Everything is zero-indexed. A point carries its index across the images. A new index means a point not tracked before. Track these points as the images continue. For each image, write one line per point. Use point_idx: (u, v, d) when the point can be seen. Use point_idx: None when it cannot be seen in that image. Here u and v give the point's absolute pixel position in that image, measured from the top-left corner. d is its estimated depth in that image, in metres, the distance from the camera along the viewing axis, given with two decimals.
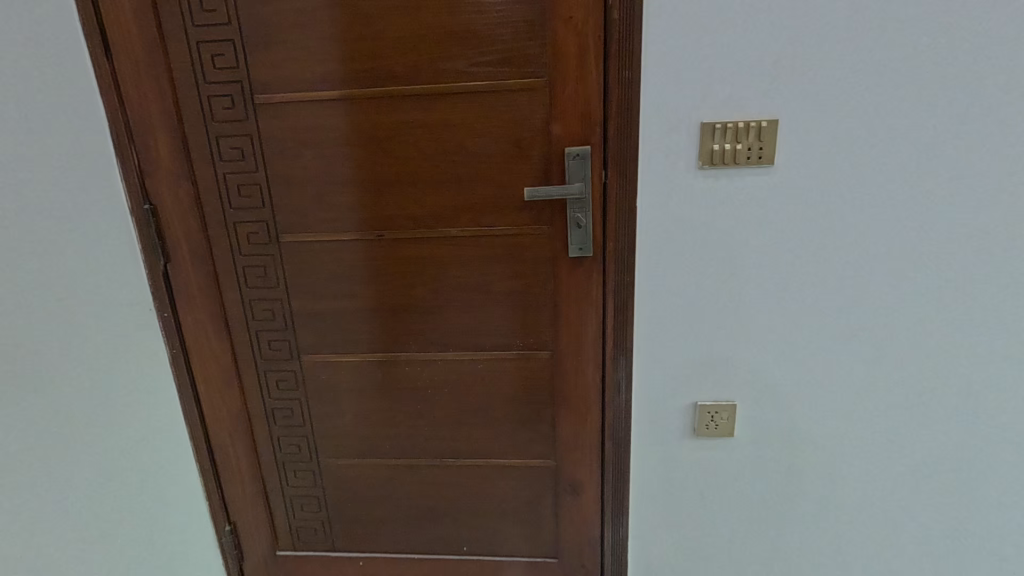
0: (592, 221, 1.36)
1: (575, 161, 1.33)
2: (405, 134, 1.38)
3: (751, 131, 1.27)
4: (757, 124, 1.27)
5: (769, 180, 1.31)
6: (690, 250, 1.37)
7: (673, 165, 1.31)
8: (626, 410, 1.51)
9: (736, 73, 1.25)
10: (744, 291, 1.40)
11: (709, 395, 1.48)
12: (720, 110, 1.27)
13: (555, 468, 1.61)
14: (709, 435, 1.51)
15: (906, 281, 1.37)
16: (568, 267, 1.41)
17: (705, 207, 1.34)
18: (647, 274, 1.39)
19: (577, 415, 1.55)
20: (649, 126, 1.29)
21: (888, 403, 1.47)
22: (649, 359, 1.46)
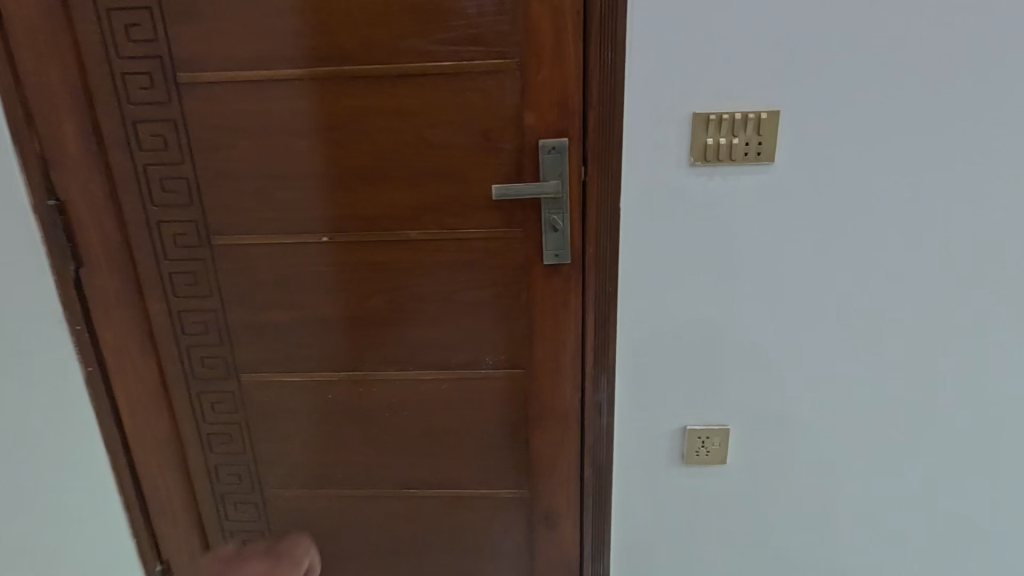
0: (571, 224, 1.20)
1: (551, 156, 1.16)
2: (355, 122, 1.20)
3: (749, 123, 1.12)
4: (755, 116, 1.12)
5: (768, 179, 1.17)
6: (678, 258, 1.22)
7: (661, 161, 1.16)
8: (608, 435, 1.36)
9: (734, 58, 1.10)
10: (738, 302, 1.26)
11: (698, 416, 1.34)
12: (715, 100, 1.12)
13: (530, 499, 1.45)
14: (700, 462, 1.37)
15: (915, 293, 1.24)
16: (543, 277, 1.24)
17: (696, 209, 1.19)
18: (630, 283, 1.24)
19: (554, 441, 1.38)
20: (635, 116, 1.13)
21: (891, 425, 1.35)
22: (632, 378, 1.31)
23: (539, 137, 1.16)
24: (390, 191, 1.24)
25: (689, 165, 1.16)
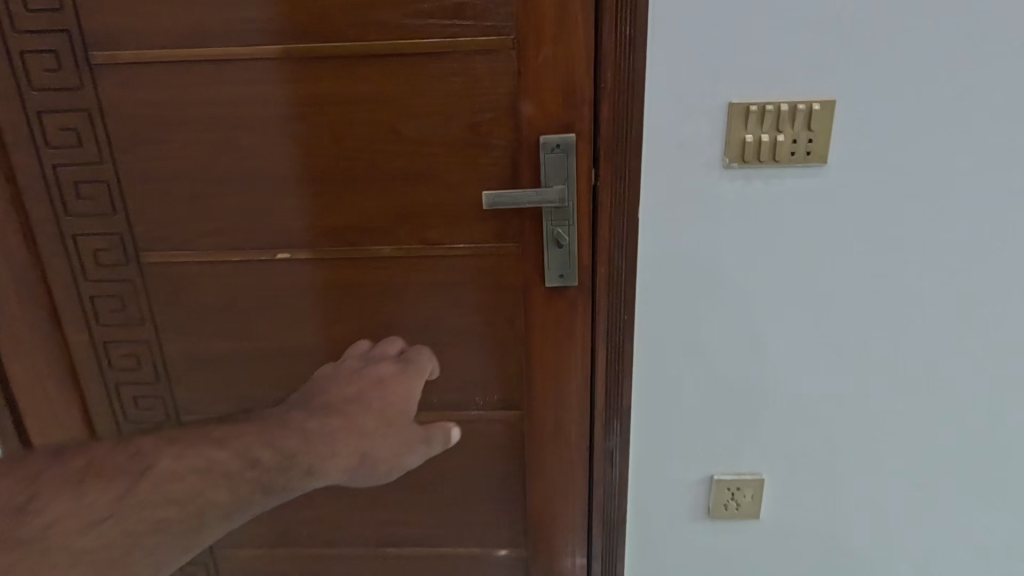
0: (578, 238, 0.98)
1: (555, 155, 0.95)
2: (314, 113, 0.98)
3: (798, 116, 0.90)
4: (806, 106, 0.90)
5: (817, 185, 0.95)
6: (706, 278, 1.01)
7: (688, 162, 0.94)
8: (621, 488, 1.14)
9: (782, 33, 0.88)
10: (777, 332, 1.04)
11: (727, 465, 1.13)
12: (756, 86, 0.90)
13: (528, 559, 1.23)
14: (729, 517, 1.16)
15: (996, 322, 1.02)
16: (543, 303, 1.03)
17: (727, 220, 0.97)
18: (646, 308, 1.02)
19: (556, 493, 1.16)
20: (658, 107, 0.91)
21: (960, 479, 1.12)
22: (649, 419, 1.10)
23: (539, 131, 0.94)
24: (359, 199, 1.01)
25: (722, 166, 0.94)
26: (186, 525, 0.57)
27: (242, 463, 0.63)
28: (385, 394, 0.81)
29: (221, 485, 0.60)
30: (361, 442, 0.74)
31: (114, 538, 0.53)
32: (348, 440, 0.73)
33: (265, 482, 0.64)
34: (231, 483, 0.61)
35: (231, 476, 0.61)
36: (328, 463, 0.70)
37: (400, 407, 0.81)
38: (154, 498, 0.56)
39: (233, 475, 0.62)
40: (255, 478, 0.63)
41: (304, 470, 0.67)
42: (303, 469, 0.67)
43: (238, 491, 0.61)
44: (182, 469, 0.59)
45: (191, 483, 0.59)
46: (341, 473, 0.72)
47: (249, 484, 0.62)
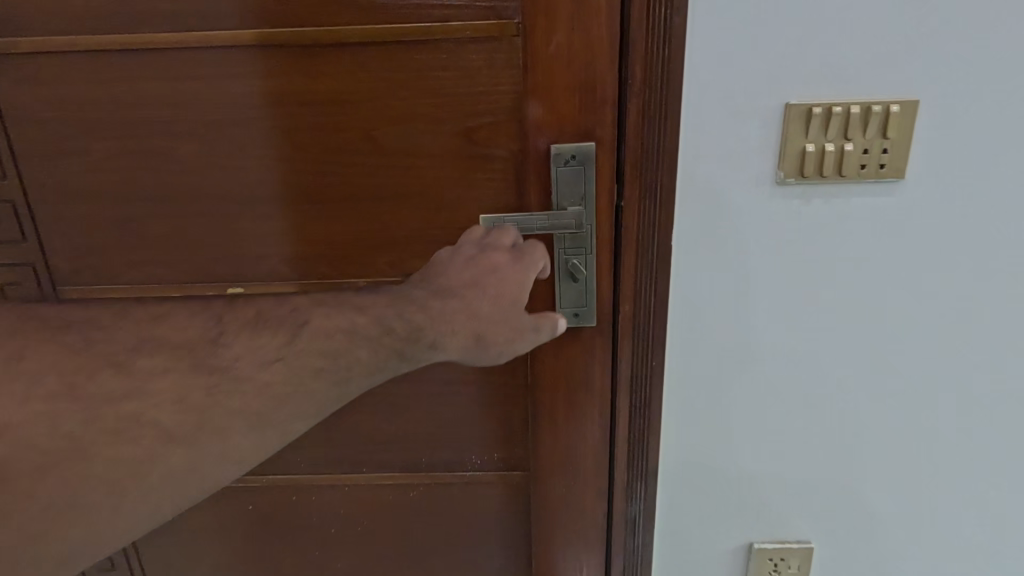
0: (597, 270, 0.80)
1: (570, 169, 0.76)
2: (268, 116, 0.78)
3: (873, 119, 0.72)
4: (883, 107, 0.72)
5: (892, 204, 0.77)
6: (751, 316, 0.83)
7: (733, 178, 0.76)
8: (644, 560, 0.96)
9: (857, 15, 0.69)
10: (836, 380, 0.85)
11: (768, 531, 0.95)
12: (820, 83, 0.72)
13: None
14: None
15: None
16: (553, 347, 0.84)
17: (779, 248, 0.79)
18: (677, 351, 0.85)
19: (567, 564, 0.98)
20: (698, 109, 0.73)
21: None
22: (678, 479, 0.92)
23: (550, 138, 0.75)
24: (328, 221, 0.83)
25: (774, 182, 0.76)
26: (338, 371, 0.64)
27: (378, 330, 0.65)
28: (500, 281, 0.70)
29: (364, 344, 0.65)
30: (473, 323, 0.68)
31: (284, 373, 0.61)
32: (468, 320, 0.68)
33: (401, 346, 0.66)
34: (371, 344, 0.65)
35: (370, 337, 0.65)
36: (450, 341, 0.68)
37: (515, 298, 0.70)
38: (310, 349, 0.63)
39: (371, 337, 0.65)
40: (395, 341, 0.66)
41: (430, 343, 0.67)
42: (428, 342, 0.67)
43: (377, 352, 0.65)
44: (330, 328, 0.64)
45: (338, 340, 0.64)
46: (462, 351, 0.69)
47: (385, 348, 0.65)
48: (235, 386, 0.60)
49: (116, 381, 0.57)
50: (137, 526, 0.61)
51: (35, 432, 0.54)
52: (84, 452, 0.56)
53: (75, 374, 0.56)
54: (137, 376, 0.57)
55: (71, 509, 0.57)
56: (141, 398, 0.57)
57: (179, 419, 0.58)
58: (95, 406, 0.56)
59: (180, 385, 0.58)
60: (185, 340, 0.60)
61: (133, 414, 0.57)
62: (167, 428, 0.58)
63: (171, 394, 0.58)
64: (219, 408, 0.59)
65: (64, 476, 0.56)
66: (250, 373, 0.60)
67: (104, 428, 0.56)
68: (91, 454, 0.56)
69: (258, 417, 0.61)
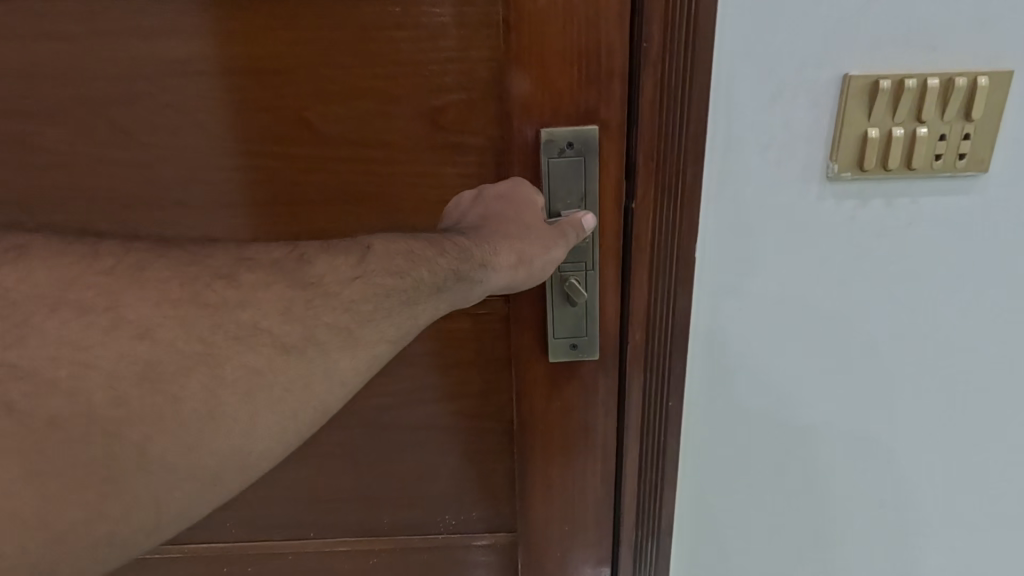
0: (600, 289, 0.62)
1: (566, 161, 0.57)
2: (160, 91, 0.58)
3: (955, 95, 0.56)
4: (967, 80, 0.55)
5: (972, 206, 0.60)
6: (792, 346, 0.65)
7: (775, 172, 0.58)
8: None
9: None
10: (894, 422, 0.69)
11: None
12: (890, 48, 0.55)
13: None
14: None
15: None
16: (545, 385, 0.67)
17: (829, 261, 0.62)
18: (698, 390, 0.67)
19: None
20: (733, 81, 0.55)
21: None
22: (696, 540, 0.75)
23: (540, 121, 0.57)
24: (252, 231, 0.63)
25: (825, 177, 0.59)
26: (412, 290, 0.48)
27: (429, 248, 0.50)
28: (525, 211, 0.56)
29: (424, 260, 0.49)
30: (518, 249, 0.53)
31: (367, 291, 0.48)
32: (510, 241, 0.53)
33: (457, 266, 0.50)
34: (429, 259, 0.49)
35: (429, 253, 0.49)
36: (493, 262, 0.52)
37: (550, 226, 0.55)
38: (385, 269, 0.48)
39: (428, 254, 0.50)
40: (446, 262, 0.50)
41: (478, 263, 0.51)
42: (476, 261, 0.51)
43: (438, 271, 0.49)
44: (397, 247, 0.49)
45: (407, 260, 0.49)
46: (510, 276, 0.53)
47: (446, 269, 0.49)
48: (325, 304, 0.47)
49: (226, 292, 0.45)
50: (277, 447, 0.47)
51: (176, 332, 0.44)
52: (215, 357, 0.45)
53: (192, 285, 0.46)
54: (243, 289, 0.46)
55: (210, 421, 0.44)
56: (251, 309, 0.45)
57: (289, 330, 0.46)
58: (214, 312, 0.45)
59: (282, 296, 0.46)
60: (274, 260, 0.48)
61: (246, 321, 0.45)
62: (280, 337, 0.46)
63: (275, 306, 0.46)
64: (317, 325, 0.46)
65: (204, 379, 0.44)
66: (334, 291, 0.47)
67: (226, 334, 0.45)
68: (224, 359, 0.45)
69: (354, 335, 0.48)
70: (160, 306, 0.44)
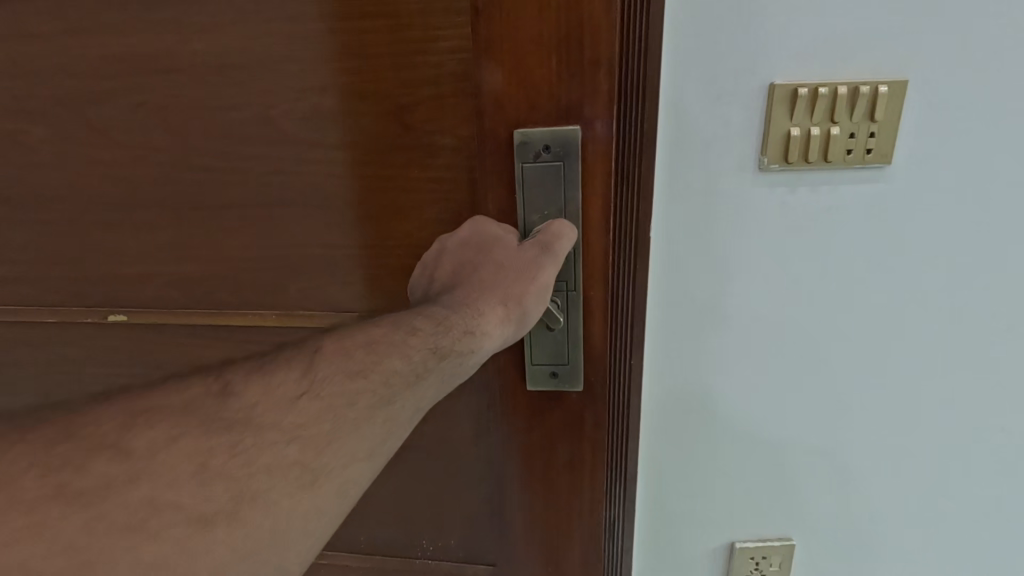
0: (586, 316, 0.54)
1: (542, 166, 0.50)
2: (131, 90, 0.56)
3: (859, 99, 0.56)
4: (871, 88, 0.56)
5: (906, 193, 0.60)
6: (744, 334, 0.66)
7: (716, 163, 0.59)
8: None
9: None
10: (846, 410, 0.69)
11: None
12: (813, 49, 0.55)
13: None
14: None
15: None
16: (524, 412, 0.60)
17: (769, 254, 0.62)
18: (655, 389, 0.68)
19: None
20: (669, 76, 0.56)
21: None
22: (665, 543, 0.76)
23: (513, 121, 0.50)
24: (222, 233, 0.61)
25: (757, 169, 0.59)
26: (381, 386, 0.41)
27: (396, 332, 0.43)
28: (503, 251, 0.50)
29: (390, 347, 0.42)
30: (510, 301, 0.47)
31: (319, 411, 0.39)
32: (506, 291, 0.47)
33: (434, 343, 0.43)
34: (397, 345, 0.42)
35: (396, 337, 0.43)
36: (479, 327, 0.45)
37: (538, 260, 0.49)
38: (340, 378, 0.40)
39: (395, 339, 0.43)
40: (420, 344, 0.43)
41: (463, 330, 0.45)
42: (458, 330, 0.44)
43: (412, 354, 0.43)
44: (350, 344, 0.42)
45: (367, 354, 0.42)
46: (505, 330, 0.47)
47: (420, 350, 0.43)
48: (261, 441, 0.37)
49: (110, 470, 0.33)
50: None
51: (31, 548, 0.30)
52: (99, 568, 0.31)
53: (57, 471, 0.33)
54: (140, 457, 0.34)
55: None
56: (154, 480, 0.34)
57: (209, 494, 0.35)
58: (98, 499, 0.32)
59: (198, 450, 0.35)
60: (186, 399, 0.38)
61: (141, 498, 0.33)
62: (197, 507, 0.34)
63: (191, 465, 0.35)
64: (253, 473, 0.36)
65: None
66: (273, 420, 0.38)
67: (112, 524, 0.32)
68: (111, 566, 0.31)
69: (314, 467, 0.38)
70: (97, 438, 0.34)
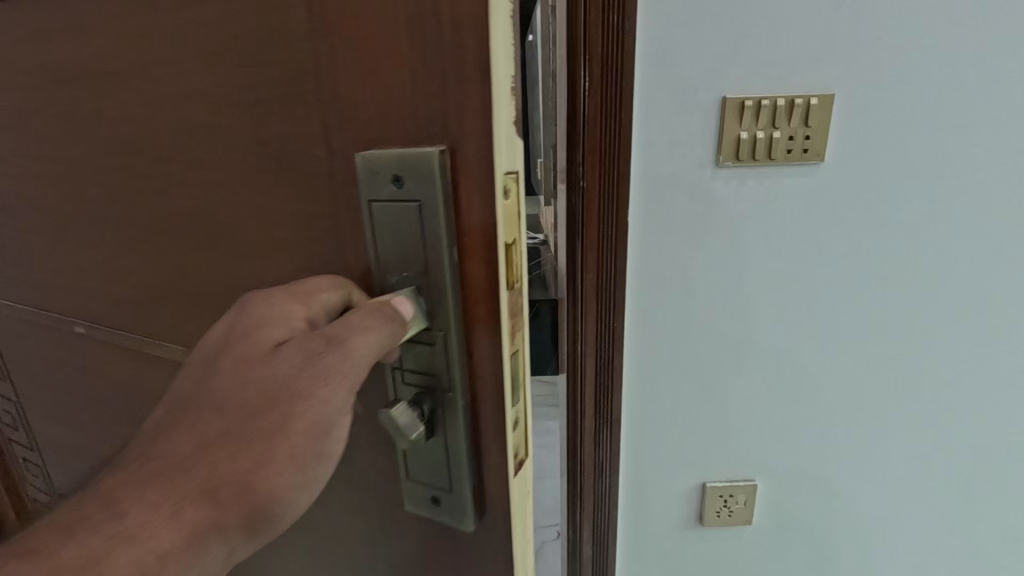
0: (468, 427, 0.39)
1: (399, 203, 0.36)
2: (55, 103, 0.50)
3: (795, 110, 0.92)
4: (804, 101, 0.92)
5: (814, 181, 0.98)
6: (700, 283, 1.04)
7: (684, 164, 0.97)
8: (614, 496, 1.20)
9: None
10: (775, 335, 1.09)
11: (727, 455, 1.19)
12: (748, 78, 0.91)
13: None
14: (723, 521, 1.25)
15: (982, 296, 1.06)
16: (421, 533, 0.44)
17: (716, 223, 1.00)
18: (637, 320, 1.07)
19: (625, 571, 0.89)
20: (647, 99, 0.92)
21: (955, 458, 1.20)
22: (655, 443, 1.18)
23: (366, 142, 0.35)
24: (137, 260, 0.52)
25: (715, 163, 0.97)
26: None
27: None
28: (261, 368, 0.36)
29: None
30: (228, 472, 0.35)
31: None
32: (209, 468, 0.35)
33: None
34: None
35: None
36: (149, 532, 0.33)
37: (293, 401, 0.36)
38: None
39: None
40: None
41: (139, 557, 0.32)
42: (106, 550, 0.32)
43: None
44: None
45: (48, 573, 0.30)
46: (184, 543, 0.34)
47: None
48: None
49: None
50: None
51: None
52: None
53: None
54: None
55: None
56: None
57: None
58: None
59: None
60: None
61: None
62: None
63: None
64: None
65: None
66: None
67: None
68: None
69: None
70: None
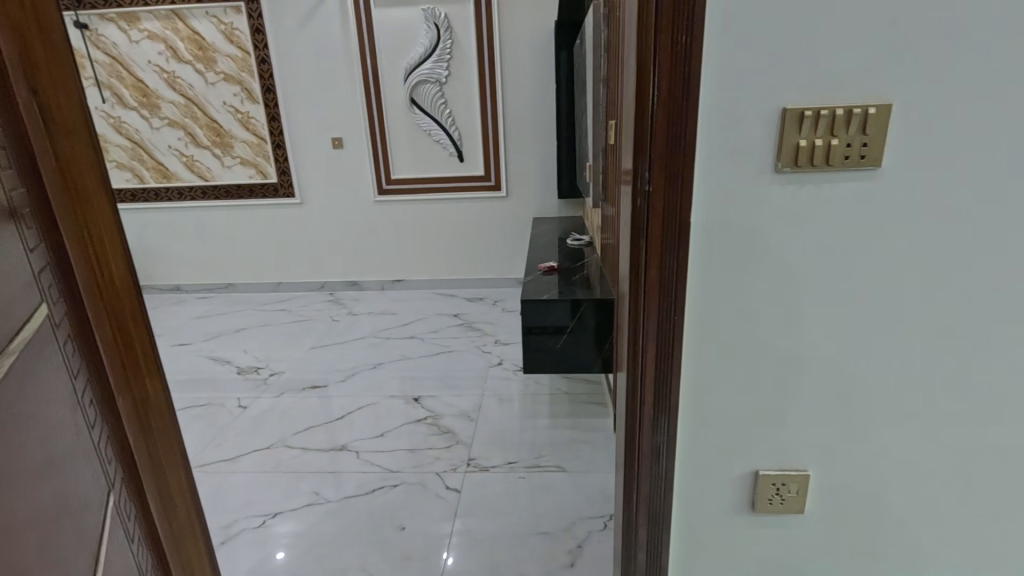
0: None
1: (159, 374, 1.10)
2: None
3: (854, 124, 1.19)
4: (861, 111, 1.18)
5: (881, 179, 1.23)
6: (755, 244, 1.30)
7: (733, 159, 1.23)
8: (666, 478, 1.49)
9: (819, 49, 1.15)
10: (815, 363, 1.39)
11: (777, 454, 1.48)
12: (808, 88, 1.18)
13: (628, 510, 1.56)
14: (774, 508, 1.52)
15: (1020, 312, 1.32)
16: None
17: (736, 189, 1.25)
18: (695, 297, 1.34)
19: (667, 421, 1.43)
20: (720, 96, 1.19)
21: (974, 473, 1.48)
22: (696, 412, 1.44)
23: None
24: None
25: (773, 168, 1.24)
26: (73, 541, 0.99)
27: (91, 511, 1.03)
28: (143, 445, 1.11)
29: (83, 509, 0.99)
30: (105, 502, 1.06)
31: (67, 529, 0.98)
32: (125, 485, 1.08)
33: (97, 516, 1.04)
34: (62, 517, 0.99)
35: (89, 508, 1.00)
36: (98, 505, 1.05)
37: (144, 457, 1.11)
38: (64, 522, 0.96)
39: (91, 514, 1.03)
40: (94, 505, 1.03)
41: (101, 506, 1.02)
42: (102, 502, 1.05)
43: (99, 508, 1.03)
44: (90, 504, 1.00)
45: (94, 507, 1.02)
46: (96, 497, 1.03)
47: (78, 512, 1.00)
48: None
49: None
50: None
51: None
52: None
53: None
54: None
55: None
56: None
57: None
58: None
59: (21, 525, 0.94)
60: None
61: None
62: None
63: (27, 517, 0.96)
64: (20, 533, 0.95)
65: None
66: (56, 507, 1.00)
67: None
68: None
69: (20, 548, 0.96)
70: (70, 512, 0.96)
